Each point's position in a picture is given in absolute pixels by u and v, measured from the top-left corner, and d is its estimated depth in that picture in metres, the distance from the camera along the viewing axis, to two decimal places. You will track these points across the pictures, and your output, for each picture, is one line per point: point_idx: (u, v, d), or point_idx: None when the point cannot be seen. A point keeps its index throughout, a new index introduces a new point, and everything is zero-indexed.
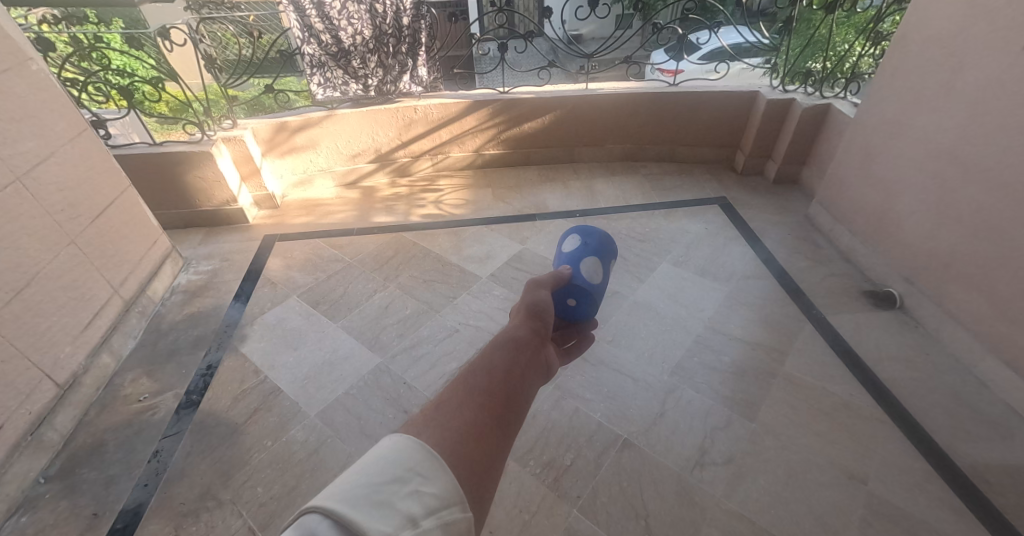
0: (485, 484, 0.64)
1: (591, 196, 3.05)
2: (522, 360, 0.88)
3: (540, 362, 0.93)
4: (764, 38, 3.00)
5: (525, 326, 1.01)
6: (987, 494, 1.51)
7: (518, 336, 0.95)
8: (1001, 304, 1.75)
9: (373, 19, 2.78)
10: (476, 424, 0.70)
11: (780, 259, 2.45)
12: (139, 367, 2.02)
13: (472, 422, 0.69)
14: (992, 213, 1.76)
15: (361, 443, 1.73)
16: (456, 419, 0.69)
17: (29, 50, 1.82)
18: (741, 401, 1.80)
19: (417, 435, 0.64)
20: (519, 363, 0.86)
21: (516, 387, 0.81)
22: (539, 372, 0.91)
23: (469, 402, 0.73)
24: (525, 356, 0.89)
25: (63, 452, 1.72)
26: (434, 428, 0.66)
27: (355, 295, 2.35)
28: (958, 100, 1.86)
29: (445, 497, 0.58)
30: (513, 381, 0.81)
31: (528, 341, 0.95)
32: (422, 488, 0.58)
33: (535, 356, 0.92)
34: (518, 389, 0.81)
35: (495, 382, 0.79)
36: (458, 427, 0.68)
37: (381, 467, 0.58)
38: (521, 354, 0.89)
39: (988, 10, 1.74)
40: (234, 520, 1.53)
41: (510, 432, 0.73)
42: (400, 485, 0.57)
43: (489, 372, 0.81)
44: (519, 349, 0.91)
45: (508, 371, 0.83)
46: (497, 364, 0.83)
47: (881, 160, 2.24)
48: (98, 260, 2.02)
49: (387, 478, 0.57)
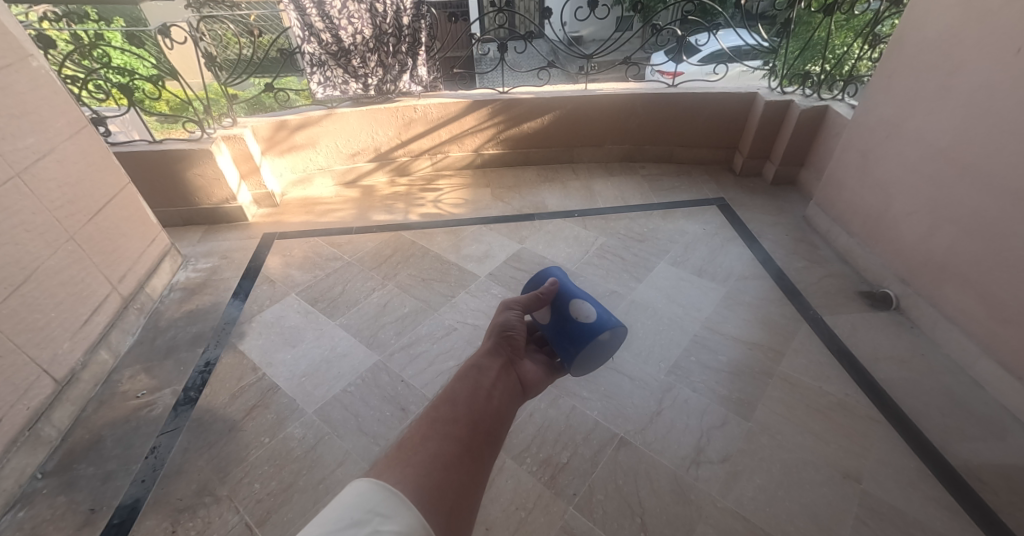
0: (459, 513, 0.66)
1: (590, 196, 3.06)
2: (485, 381, 0.90)
3: (509, 382, 0.95)
4: (764, 41, 3.01)
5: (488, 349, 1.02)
6: (980, 493, 1.51)
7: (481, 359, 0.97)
8: (995, 305, 1.76)
9: (374, 19, 2.79)
10: (439, 455, 0.71)
11: (777, 260, 2.46)
12: (137, 364, 2.02)
13: (435, 452, 0.71)
14: (987, 215, 1.77)
15: (359, 439, 1.73)
16: (419, 452, 0.70)
17: (30, 47, 1.82)
18: (737, 399, 1.81)
19: (379, 476, 0.65)
20: (485, 385, 0.89)
21: (483, 409, 0.84)
22: (512, 390, 0.94)
23: (432, 434, 0.74)
24: (490, 376, 0.92)
25: (61, 448, 1.72)
26: (398, 465, 0.67)
27: (354, 293, 2.36)
28: (954, 102, 1.88)
29: (412, 528, 0.58)
30: (477, 405, 0.84)
31: (495, 362, 0.98)
32: (382, 527, 0.57)
33: (503, 375, 0.95)
34: (485, 411, 0.84)
35: (459, 410, 0.81)
36: (422, 461, 0.69)
37: (340, 513, 0.56)
38: (484, 376, 0.92)
39: (984, 12, 1.75)
40: (231, 516, 1.53)
41: (481, 458, 0.75)
42: (359, 527, 0.55)
43: (452, 402, 0.83)
44: (484, 370, 0.94)
45: (472, 397, 0.85)
46: (461, 391, 0.86)
47: (878, 161, 2.25)
48: (97, 256, 2.03)
49: (345, 523, 0.55)
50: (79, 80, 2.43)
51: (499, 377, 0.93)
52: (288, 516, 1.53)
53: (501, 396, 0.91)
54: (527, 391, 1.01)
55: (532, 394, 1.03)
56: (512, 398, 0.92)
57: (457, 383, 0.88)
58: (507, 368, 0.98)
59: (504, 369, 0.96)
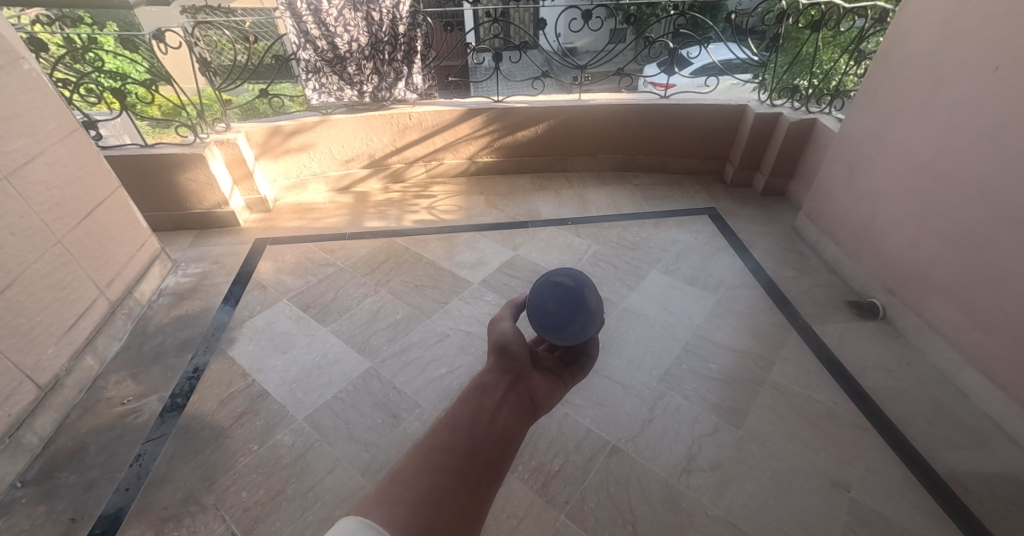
0: None
1: (583, 204, 3.08)
2: (489, 403, 0.85)
3: (514, 404, 0.89)
4: (753, 55, 3.06)
5: (494, 364, 0.96)
6: (966, 501, 1.53)
7: (483, 378, 0.91)
8: (978, 316, 1.79)
9: (369, 27, 2.81)
10: (435, 490, 0.69)
11: (768, 269, 2.49)
12: (123, 370, 1.99)
13: (430, 486, 0.69)
14: (970, 227, 1.81)
15: (349, 447, 1.72)
16: (412, 488, 0.68)
17: (21, 50, 1.81)
18: (728, 408, 1.82)
19: (366, 515, 0.63)
20: (489, 407, 0.84)
21: (484, 436, 0.79)
22: (521, 411, 0.88)
23: (429, 465, 0.72)
24: (494, 397, 0.87)
25: (42, 455, 1.69)
26: (387, 504, 0.65)
27: (346, 299, 2.35)
28: (936, 117, 1.93)
29: None
30: (477, 431, 0.79)
31: (499, 390, 0.89)
32: None
33: (511, 394, 0.90)
34: (486, 437, 0.79)
35: (458, 435, 0.77)
36: (415, 496, 0.67)
37: None
38: (488, 397, 0.86)
39: (963, 31, 1.81)
40: (218, 524, 1.51)
41: (476, 487, 0.72)
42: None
43: (452, 427, 0.78)
44: (489, 390, 0.88)
45: (474, 421, 0.80)
46: (462, 415, 0.81)
47: (864, 173, 2.29)
48: (84, 260, 2.01)
49: None
50: (69, 84, 2.41)
51: (506, 396, 0.89)
52: (276, 525, 1.51)
53: (503, 417, 0.85)
54: (524, 377, 0.95)
55: (546, 410, 0.96)
56: (520, 417, 0.87)
57: (459, 405, 0.83)
58: (516, 384, 0.92)
59: (513, 385, 0.91)
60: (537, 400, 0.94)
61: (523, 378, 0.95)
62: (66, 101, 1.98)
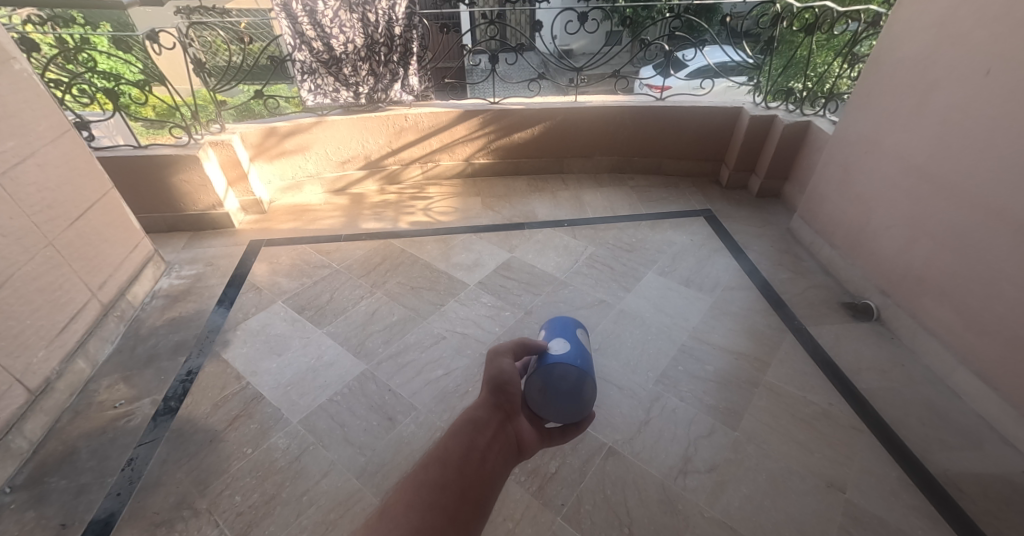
0: None
1: (579, 206, 3.08)
2: (481, 440, 0.91)
3: (503, 445, 0.95)
4: (749, 58, 3.06)
5: (487, 399, 1.01)
6: (959, 502, 1.54)
7: (476, 413, 0.97)
8: (970, 317, 1.81)
9: (365, 28, 2.80)
10: (423, 529, 0.73)
11: (763, 271, 2.50)
12: (115, 373, 1.97)
13: (419, 525, 0.73)
14: (963, 229, 1.82)
15: (344, 450, 1.71)
16: (401, 526, 0.72)
17: (12, 50, 1.79)
18: (723, 409, 1.83)
19: None
20: (479, 445, 0.90)
21: (473, 474, 0.85)
22: (507, 451, 0.94)
23: (420, 505, 0.76)
24: (486, 435, 0.93)
25: (32, 460, 1.67)
26: None
27: (342, 301, 2.33)
28: (929, 120, 1.94)
29: None
30: (467, 469, 0.85)
31: (490, 428, 0.95)
32: None
33: (500, 434, 0.96)
34: (474, 476, 0.85)
35: (450, 472, 0.83)
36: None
37: None
38: (480, 435, 0.92)
39: (956, 35, 1.82)
40: (210, 529, 1.49)
41: (462, 528, 0.77)
42: None
43: (444, 462, 0.84)
44: (481, 427, 0.94)
45: (466, 457, 0.87)
46: (454, 451, 0.87)
47: (858, 176, 2.31)
48: (75, 262, 1.98)
49: None
50: (62, 84, 2.38)
51: (496, 435, 0.95)
52: (269, 529, 1.49)
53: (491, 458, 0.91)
54: (514, 418, 1.01)
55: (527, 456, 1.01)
56: (506, 459, 0.93)
57: (452, 440, 0.89)
58: (505, 424, 0.98)
59: (503, 425, 0.98)
60: (523, 441, 0.99)
61: (511, 417, 1.01)
62: (58, 102, 1.96)
